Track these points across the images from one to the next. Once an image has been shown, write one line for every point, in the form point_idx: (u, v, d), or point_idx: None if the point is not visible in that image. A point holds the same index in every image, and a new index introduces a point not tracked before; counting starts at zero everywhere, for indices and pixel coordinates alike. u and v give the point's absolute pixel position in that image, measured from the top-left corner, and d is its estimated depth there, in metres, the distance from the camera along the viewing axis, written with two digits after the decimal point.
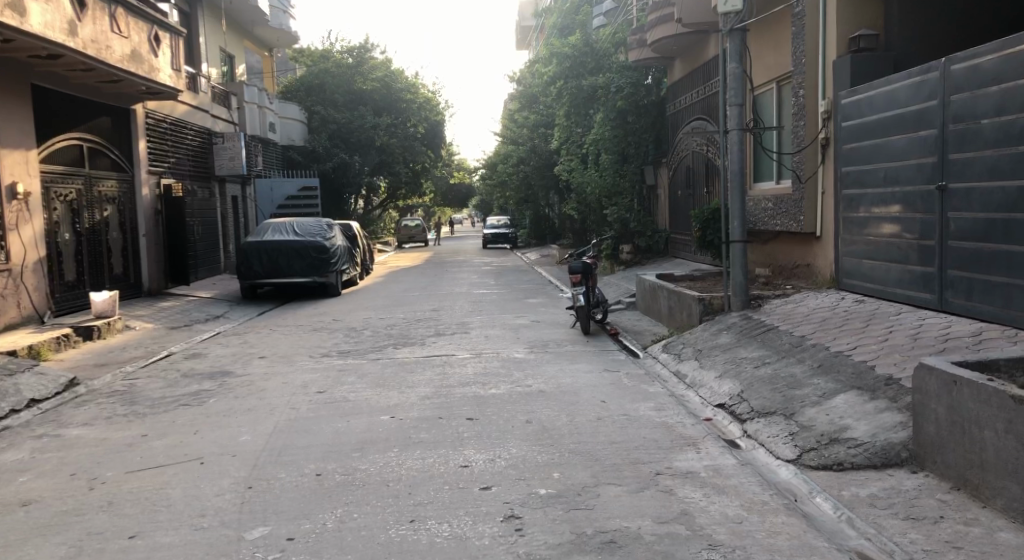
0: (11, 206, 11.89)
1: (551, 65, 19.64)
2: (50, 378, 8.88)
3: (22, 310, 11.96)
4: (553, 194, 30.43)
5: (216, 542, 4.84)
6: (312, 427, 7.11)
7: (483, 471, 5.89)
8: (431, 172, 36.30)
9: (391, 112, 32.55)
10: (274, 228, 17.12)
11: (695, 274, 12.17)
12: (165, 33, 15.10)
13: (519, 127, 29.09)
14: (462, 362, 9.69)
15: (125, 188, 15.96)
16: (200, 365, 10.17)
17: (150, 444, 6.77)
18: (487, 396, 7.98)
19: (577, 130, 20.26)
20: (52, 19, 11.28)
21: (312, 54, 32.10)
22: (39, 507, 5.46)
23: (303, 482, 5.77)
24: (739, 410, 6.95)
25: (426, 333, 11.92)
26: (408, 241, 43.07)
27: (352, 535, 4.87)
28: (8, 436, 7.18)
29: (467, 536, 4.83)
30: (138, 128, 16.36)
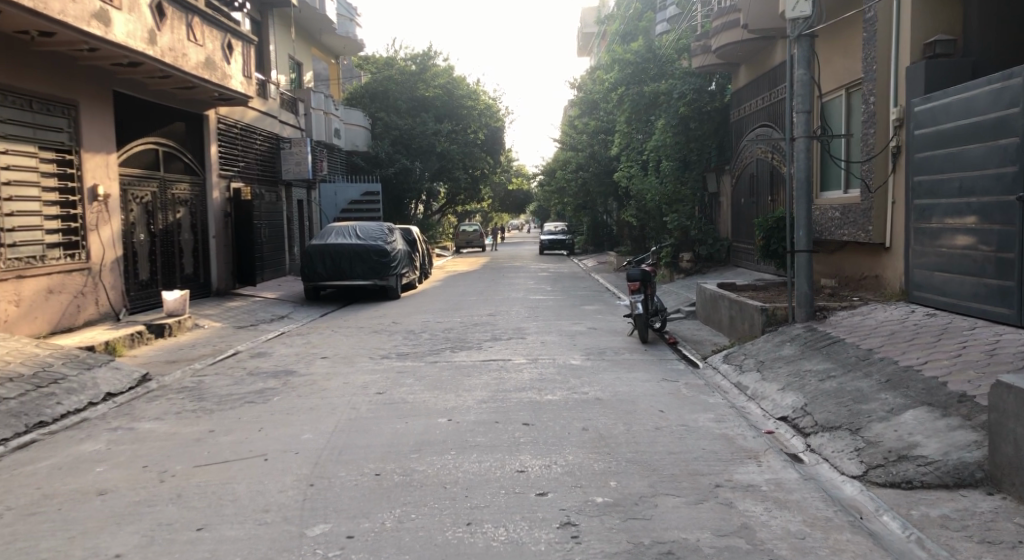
0: (91, 207, 12.35)
1: (612, 72, 19.33)
2: (124, 373, 9.21)
3: (99, 308, 12.42)
4: (611, 200, 30.18)
5: (278, 537, 4.95)
6: (372, 427, 7.23)
7: (539, 476, 5.91)
8: (490, 179, 36.40)
9: (452, 118, 32.66)
10: (337, 232, 17.46)
11: (758, 284, 11.99)
12: (237, 41, 15.53)
13: (578, 133, 28.88)
14: (517, 367, 9.72)
15: (197, 191, 16.42)
16: (265, 364, 10.41)
17: (217, 439, 6.96)
18: (542, 402, 8.00)
19: (637, 136, 20.00)
20: (134, 29, 11.72)
21: (376, 62, 32.64)
22: (113, 496, 5.66)
23: (362, 481, 5.85)
24: (802, 424, 6.82)
25: (482, 337, 11.98)
26: (465, 246, 43.22)
27: (410, 536, 4.93)
28: (85, 428, 7.46)
29: (523, 541, 4.85)
30: (210, 133, 16.84)
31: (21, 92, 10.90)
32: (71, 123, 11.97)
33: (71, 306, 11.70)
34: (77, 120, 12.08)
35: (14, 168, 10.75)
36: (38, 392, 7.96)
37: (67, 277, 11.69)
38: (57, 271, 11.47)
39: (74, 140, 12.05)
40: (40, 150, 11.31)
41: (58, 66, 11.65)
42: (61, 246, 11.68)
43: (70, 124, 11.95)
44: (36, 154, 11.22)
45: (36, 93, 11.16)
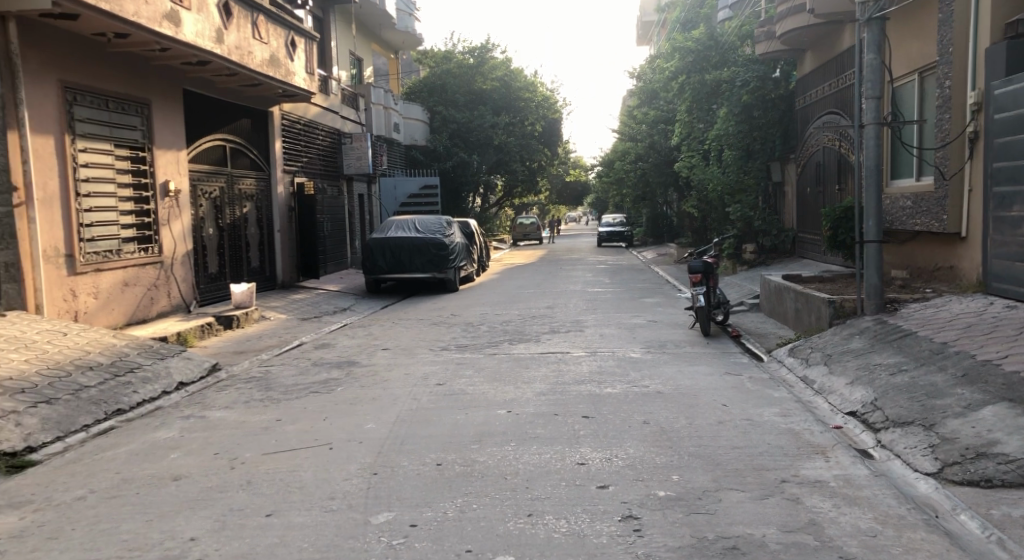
0: (163, 203, 12.72)
1: (672, 60, 19.21)
2: (196, 362, 9.48)
3: (171, 300, 12.80)
4: (671, 191, 29.81)
5: (344, 524, 5.04)
6: (433, 418, 7.29)
7: (600, 469, 5.88)
8: (548, 171, 36.28)
9: (510, 111, 32.56)
10: (397, 226, 17.67)
11: (825, 275, 11.72)
12: (300, 38, 15.80)
13: (637, 123, 28.50)
14: (576, 360, 9.68)
15: (262, 186, 16.78)
16: (329, 354, 10.61)
17: (283, 428, 7.11)
18: (603, 395, 7.96)
19: (698, 126, 19.67)
20: (202, 29, 12.01)
21: (435, 55, 32.86)
22: (187, 481, 5.83)
23: (424, 470, 5.91)
24: (872, 419, 6.65)
25: (541, 330, 11.98)
26: (522, 239, 43.22)
27: (472, 526, 4.96)
28: (160, 416, 7.71)
29: (585, 533, 4.84)
30: (274, 129, 17.18)
31: (98, 93, 11.26)
32: (144, 121, 12.34)
33: (144, 298, 12.09)
34: (150, 118, 12.44)
35: (92, 166, 11.13)
36: (116, 381, 8.25)
37: (141, 270, 12.07)
38: (131, 264, 11.86)
39: (148, 138, 12.41)
40: (116, 148, 11.69)
41: (132, 66, 12.01)
42: (136, 240, 12.06)
43: (143, 123, 12.32)
44: (112, 152, 11.60)
45: (111, 93, 11.53)
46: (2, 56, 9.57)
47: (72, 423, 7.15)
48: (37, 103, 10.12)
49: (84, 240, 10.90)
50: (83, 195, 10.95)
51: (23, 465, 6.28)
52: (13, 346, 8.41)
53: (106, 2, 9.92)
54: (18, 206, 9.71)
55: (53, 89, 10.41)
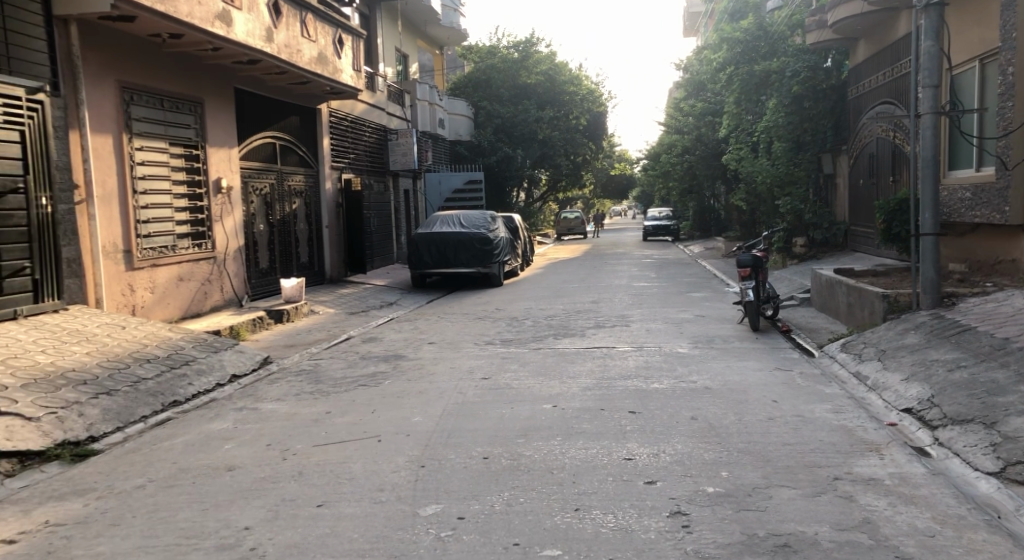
0: (216, 199, 12.97)
1: (721, 51, 19.08)
2: (248, 356, 9.66)
3: (224, 294, 13.06)
4: (719, 184, 29.41)
5: (392, 515, 5.09)
6: (479, 412, 7.31)
7: (647, 465, 5.84)
8: (592, 165, 36.07)
9: (555, 104, 32.42)
10: (442, 221, 17.76)
11: (878, 269, 11.47)
12: (348, 35, 15.95)
13: (683, 115, 28.14)
14: (622, 355, 9.63)
15: (311, 182, 17.00)
16: (376, 348, 10.71)
17: (333, 420, 7.20)
18: (650, 390, 7.91)
19: (747, 117, 19.40)
20: (252, 28, 12.19)
21: (479, 50, 32.98)
22: (241, 472, 5.94)
23: (471, 464, 5.94)
24: (929, 416, 6.49)
25: (586, 325, 11.93)
26: (567, 233, 43.09)
27: (519, 519, 4.97)
28: (214, 407, 7.87)
29: (633, 528, 4.82)
30: (323, 126, 17.40)
31: (153, 93, 11.52)
32: (198, 120, 12.58)
33: (198, 293, 12.35)
34: (202, 116, 12.68)
35: (148, 164, 11.39)
36: (172, 373, 8.45)
37: (195, 265, 12.32)
38: (186, 260, 12.12)
39: (201, 136, 12.65)
40: (171, 146, 11.94)
41: (185, 66, 12.25)
42: (190, 236, 12.31)
43: (197, 121, 12.56)
44: (167, 150, 11.86)
45: (166, 92, 11.78)
46: (64, 58, 9.84)
47: (131, 414, 7.34)
48: (96, 103, 10.38)
49: (141, 236, 11.16)
50: (140, 193, 11.21)
51: (86, 453, 6.46)
52: (75, 339, 8.65)
53: (161, 4, 10.13)
54: (79, 203, 9.98)
55: (112, 89, 10.67)
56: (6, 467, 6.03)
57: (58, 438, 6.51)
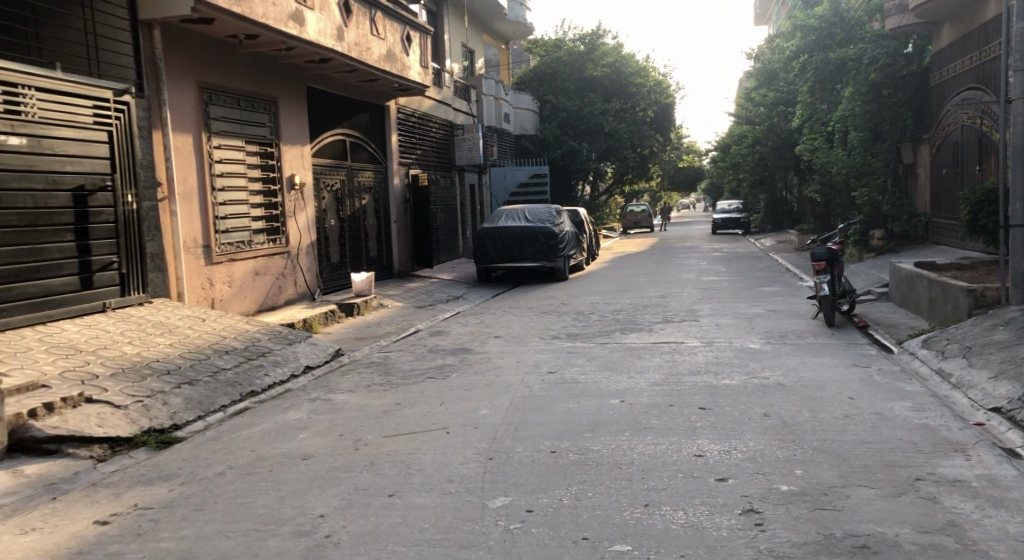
0: (289, 196, 13.25)
1: (794, 39, 18.26)
2: (321, 348, 9.86)
3: (297, 288, 13.35)
4: (791, 174, 28.70)
5: (462, 506, 5.12)
6: (546, 405, 7.30)
7: (718, 461, 5.74)
8: (660, 157, 35.61)
9: (621, 97, 32.09)
10: (508, 216, 17.80)
11: (962, 263, 11.03)
12: (415, 32, 16.10)
13: (755, 105, 27.51)
14: (691, 350, 9.48)
15: (380, 178, 17.23)
16: (444, 341, 10.80)
17: (403, 411, 7.29)
18: (720, 386, 7.77)
19: (821, 107, 18.88)
20: (324, 27, 12.40)
21: (545, 44, 32.88)
22: (315, 461, 6.06)
23: (539, 457, 5.93)
24: (1019, 417, 6.21)
25: (653, 319, 11.79)
26: (633, 227, 42.70)
27: (588, 514, 4.95)
28: (288, 398, 8.06)
29: (704, 525, 4.74)
30: (391, 123, 17.61)
31: (230, 93, 11.82)
32: (272, 118, 12.87)
33: (273, 287, 12.66)
34: (277, 115, 12.97)
35: (226, 162, 11.71)
36: (249, 364, 8.69)
37: (270, 260, 12.62)
38: (261, 255, 12.42)
39: (275, 135, 12.95)
40: (246, 144, 12.25)
41: (260, 66, 12.54)
42: (265, 232, 12.62)
43: (271, 120, 12.85)
44: (243, 148, 12.16)
45: (242, 92, 12.08)
46: (147, 60, 10.17)
47: (211, 403, 7.56)
48: (177, 104, 10.71)
49: (219, 232, 11.48)
50: (218, 190, 11.53)
51: (170, 441, 6.68)
52: (159, 331, 8.96)
53: (238, 5, 10.39)
54: (161, 200, 10.31)
55: (192, 90, 11.00)
56: (98, 452, 6.28)
57: (144, 426, 6.75)
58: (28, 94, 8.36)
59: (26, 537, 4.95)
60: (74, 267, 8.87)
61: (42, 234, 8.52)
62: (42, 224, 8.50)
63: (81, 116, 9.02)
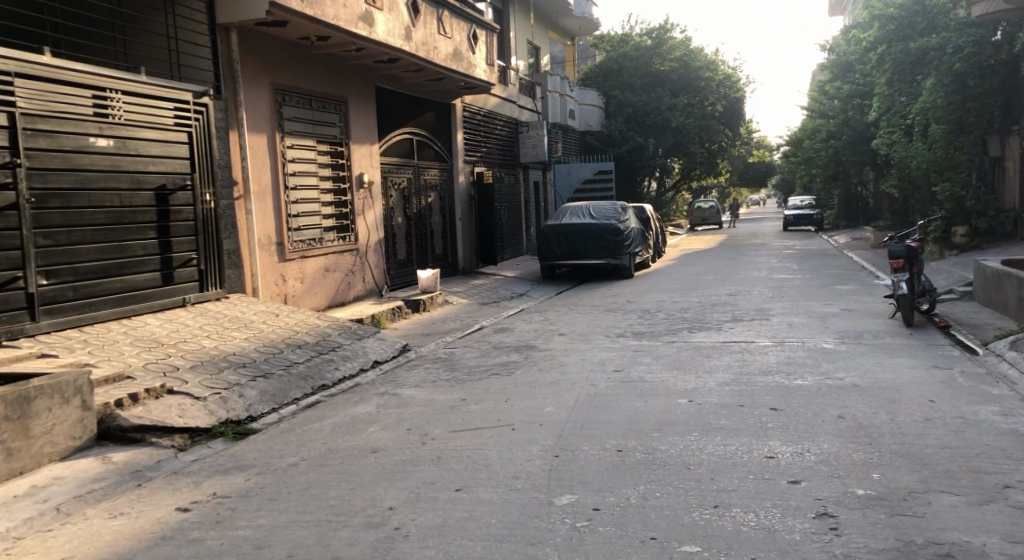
0: (358, 194, 13.44)
1: (871, 29, 17.59)
2: (388, 343, 9.98)
3: (365, 285, 13.53)
4: (868, 169, 27.84)
5: (529, 503, 5.09)
6: (612, 404, 7.23)
7: (791, 463, 5.59)
8: (729, 152, 34.97)
9: (689, 91, 31.67)
10: (572, 213, 17.72)
11: None
12: (481, 30, 16.15)
13: (829, 98, 26.72)
14: (762, 350, 9.26)
15: (445, 176, 17.35)
16: (508, 338, 10.80)
17: (469, 407, 7.31)
18: (792, 386, 7.58)
19: (900, 99, 18.19)
20: (392, 27, 12.54)
21: (612, 39, 32.76)
22: (384, 454, 6.13)
23: (605, 456, 5.87)
24: None
25: (722, 318, 11.57)
26: (701, 223, 42.07)
27: (656, 514, 4.87)
28: (357, 392, 8.17)
29: (776, 528, 4.62)
30: (457, 121, 17.71)
31: (302, 93, 12.04)
32: (342, 118, 13.07)
33: (342, 283, 12.86)
34: (346, 115, 13.17)
35: (298, 162, 11.95)
36: (320, 358, 8.85)
37: (339, 257, 12.83)
38: (332, 252, 12.63)
39: (345, 134, 13.15)
40: (318, 144, 12.46)
41: (331, 67, 12.75)
42: (335, 229, 12.82)
43: (341, 119, 13.06)
44: (315, 148, 12.38)
45: (314, 92, 12.30)
46: (225, 62, 10.44)
47: (284, 396, 7.72)
48: (252, 105, 10.96)
49: (292, 230, 11.71)
50: (291, 188, 11.76)
51: (246, 432, 6.84)
52: (235, 325, 9.20)
53: (310, 8, 10.57)
54: (237, 199, 10.57)
55: (266, 91, 11.25)
56: (179, 442, 6.46)
57: (221, 417, 6.92)
58: (113, 97, 8.66)
59: (114, 521, 5.14)
60: (156, 264, 9.17)
61: (127, 232, 8.82)
62: (127, 222, 8.81)
63: (163, 118, 9.30)
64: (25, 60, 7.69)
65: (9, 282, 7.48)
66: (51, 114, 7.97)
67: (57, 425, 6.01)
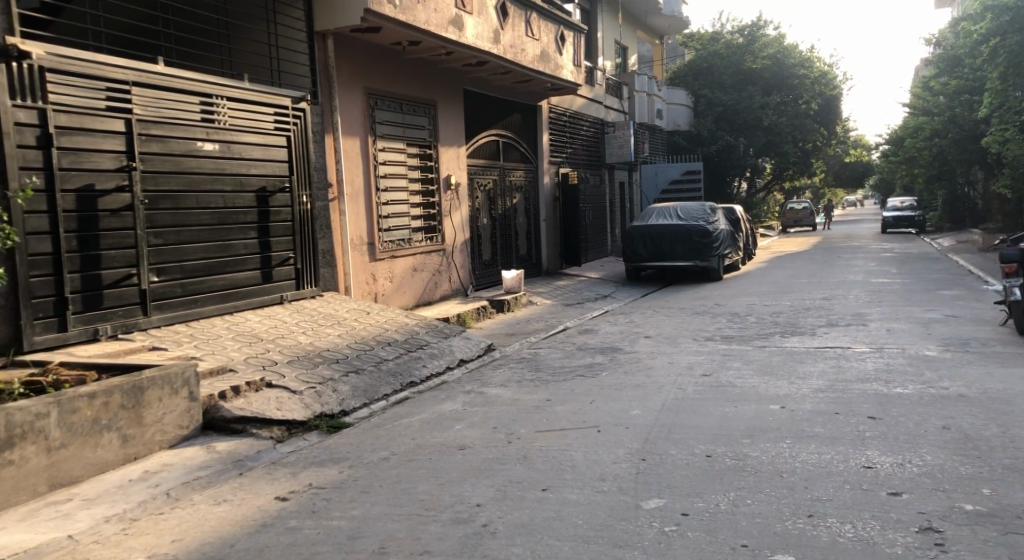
0: (446, 195, 13.65)
1: (984, 21, 16.86)
2: (474, 342, 10.10)
3: (451, 285, 13.73)
4: (976, 168, 26.52)
5: (616, 506, 5.08)
6: (700, 408, 7.13)
7: (891, 474, 5.40)
8: (824, 151, 33.89)
9: (782, 90, 30.69)
10: (658, 214, 17.54)
11: None
12: (569, 31, 16.15)
13: (935, 94, 25.53)
14: (859, 356, 8.96)
15: (531, 177, 17.42)
16: (594, 340, 10.77)
17: (554, 408, 7.34)
18: (891, 395, 7.31)
19: (1014, 94, 17.27)
20: (481, 31, 12.68)
21: (701, 37, 32.22)
22: (471, 451, 6.21)
23: (693, 461, 5.80)
24: None
25: (817, 323, 11.24)
26: (794, 225, 40.91)
27: (747, 521, 4.79)
28: (445, 389, 8.31)
29: (875, 541, 4.48)
30: (543, 122, 17.76)
31: (394, 97, 12.30)
32: (431, 121, 13.30)
33: (429, 283, 13.08)
34: (435, 118, 13.38)
35: (389, 164, 12.21)
36: (409, 355, 9.03)
37: (427, 257, 13.04)
38: (420, 252, 12.86)
39: (434, 137, 13.37)
40: (408, 146, 12.71)
41: (421, 71, 12.98)
42: (423, 230, 13.06)
43: (430, 122, 13.29)
44: (405, 151, 12.63)
45: (405, 96, 12.54)
46: (322, 68, 10.76)
47: (375, 392, 7.92)
48: (347, 109, 11.26)
49: (382, 231, 11.98)
50: (382, 191, 12.03)
51: (339, 426, 7.04)
52: (328, 322, 9.48)
53: (403, 14, 10.80)
54: (332, 201, 10.88)
55: (360, 96, 11.54)
56: (277, 433, 6.70)
57: (316, 410, 7.15)
58: (219, 103, 9.06)
59: (219, 507, 5.38)
60: (256, 263, 9.54)
61: (230, 232, 9.21)
62: (229, 223, 9.20)
63: (264, 122, 9.67)
64: (142, 70, 8.15)
65: (124, 279, 7.91)
66: (164, 120, 8.40)
67: (167, 414, 6.34)
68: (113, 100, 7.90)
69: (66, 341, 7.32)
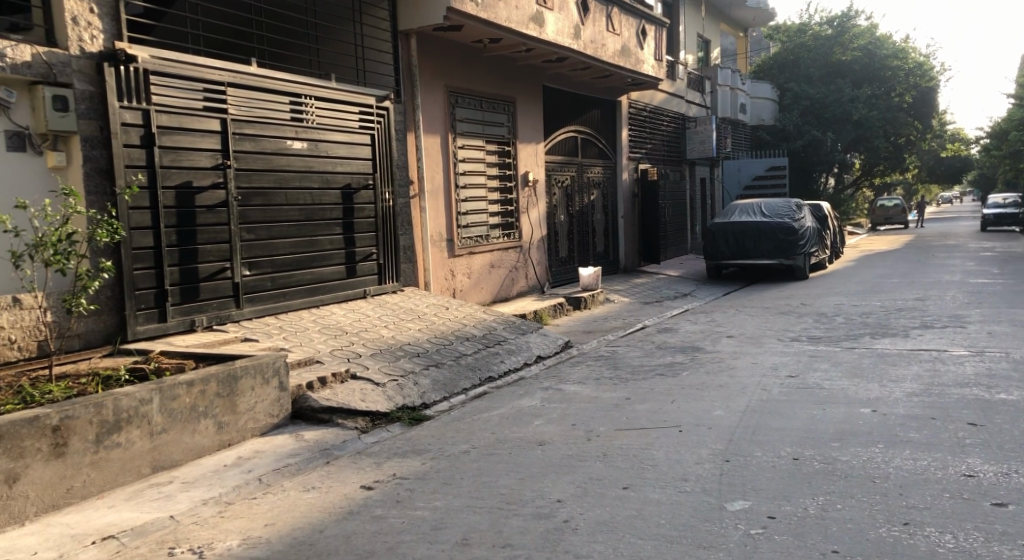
0: (524, 192, 13.68)
1: None
2: (552, 339, 10.10)
3: (527, 281, 13.75)
4: None
5: (700, 507, 5.00)
6: (786, 410, 6.95)
7: (995, 484, 5.15)
8: (918, 146, 32.54)
9: (873, 83, 29.62)
10: (741, 211, 17.16)
11: None
12: (651, 25, 15.95)
13: None
14: (957, 360, 8.57)
15: (609, 174, 17.29)
16: (674, 339, 10.61)
17: (634, 406, 7.27)
18: (993, 401, 6.96)
19: None
20: (562, 26, 12.64)
21: (788, 29, 31.37)
22: (551, 448, 6.20)
23: (780, 463, 5.66)
24: None
25: (911, 324, 10.80)
26: (884, 223, 39.40)
27: (837, 526, 4.64)
28: (523, 385, 8.33)
29: (978, 553, 4.28)
30: (622, 118, 17.60)
31: (474, 94, 12.39)
32: (510, 118, 13.33)
33: (506, 279, 13.13)
34: (514, 115, 13.41)
35: (468, 161, 12.30)
36: (487, 350, 9.08)
37: (504, 253, 13.10)
38: (497, 248, 12.92)
39: (513, 133, 13.41)
40: (487, 143, 12.78)
41: (501, 68, 13.02)
42: (500, 227, 13.11)
43: (509, 119, 13.32)
44: (484, 148, 12.69)
45: (485, 93, 12.61)
46: (405, 67, 10.91)
47: (455, 386, 8.00)
48: (429, 107, 11.39)
49: (461, 227, 12.08)
50: (461, 187, 12.14)
51: (420, 418, 7.13)
52: (409, 317, 9.62)
53: (484, 11, 10.87)
54: (413, 197, 11.03)
55: (442, 94, 11.66)
56: (361, 424, 6.83)
57: (398, 403, 7.26)
58: (308, 102, 9.29)
59: (308, 494, 5.52)
60: (341, 258, 9.75)
61: (317, 228, 9.43)
62: (317, 219, 9.43)
63: (350, 121, 9.88)
64: (237, 71, 8.42)
65: (219, 272, 8.20)
66: (256, 119, 8.66)
67: (258, 403, 6.53)
68: (210, 101, 8.18)
69: (166, 331, 7.61)
